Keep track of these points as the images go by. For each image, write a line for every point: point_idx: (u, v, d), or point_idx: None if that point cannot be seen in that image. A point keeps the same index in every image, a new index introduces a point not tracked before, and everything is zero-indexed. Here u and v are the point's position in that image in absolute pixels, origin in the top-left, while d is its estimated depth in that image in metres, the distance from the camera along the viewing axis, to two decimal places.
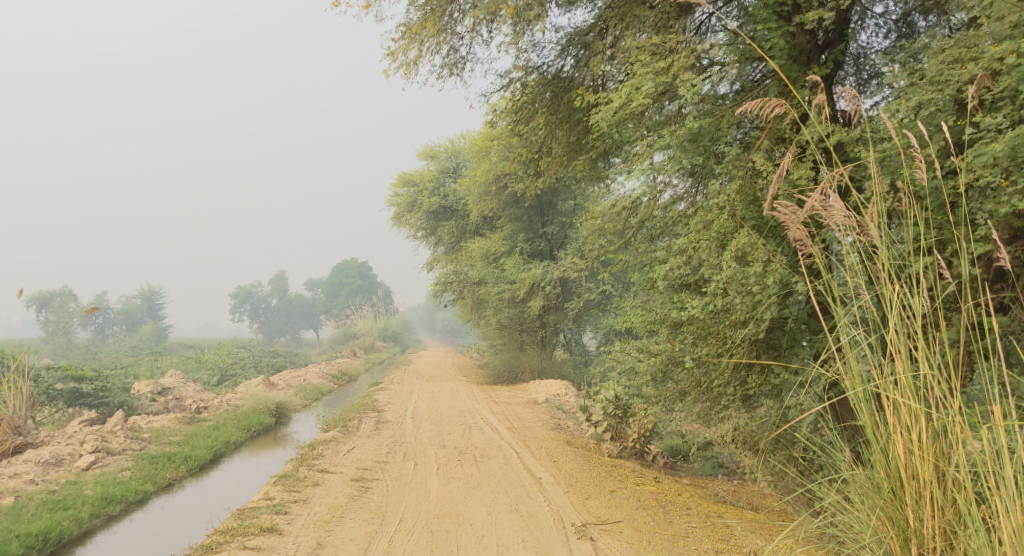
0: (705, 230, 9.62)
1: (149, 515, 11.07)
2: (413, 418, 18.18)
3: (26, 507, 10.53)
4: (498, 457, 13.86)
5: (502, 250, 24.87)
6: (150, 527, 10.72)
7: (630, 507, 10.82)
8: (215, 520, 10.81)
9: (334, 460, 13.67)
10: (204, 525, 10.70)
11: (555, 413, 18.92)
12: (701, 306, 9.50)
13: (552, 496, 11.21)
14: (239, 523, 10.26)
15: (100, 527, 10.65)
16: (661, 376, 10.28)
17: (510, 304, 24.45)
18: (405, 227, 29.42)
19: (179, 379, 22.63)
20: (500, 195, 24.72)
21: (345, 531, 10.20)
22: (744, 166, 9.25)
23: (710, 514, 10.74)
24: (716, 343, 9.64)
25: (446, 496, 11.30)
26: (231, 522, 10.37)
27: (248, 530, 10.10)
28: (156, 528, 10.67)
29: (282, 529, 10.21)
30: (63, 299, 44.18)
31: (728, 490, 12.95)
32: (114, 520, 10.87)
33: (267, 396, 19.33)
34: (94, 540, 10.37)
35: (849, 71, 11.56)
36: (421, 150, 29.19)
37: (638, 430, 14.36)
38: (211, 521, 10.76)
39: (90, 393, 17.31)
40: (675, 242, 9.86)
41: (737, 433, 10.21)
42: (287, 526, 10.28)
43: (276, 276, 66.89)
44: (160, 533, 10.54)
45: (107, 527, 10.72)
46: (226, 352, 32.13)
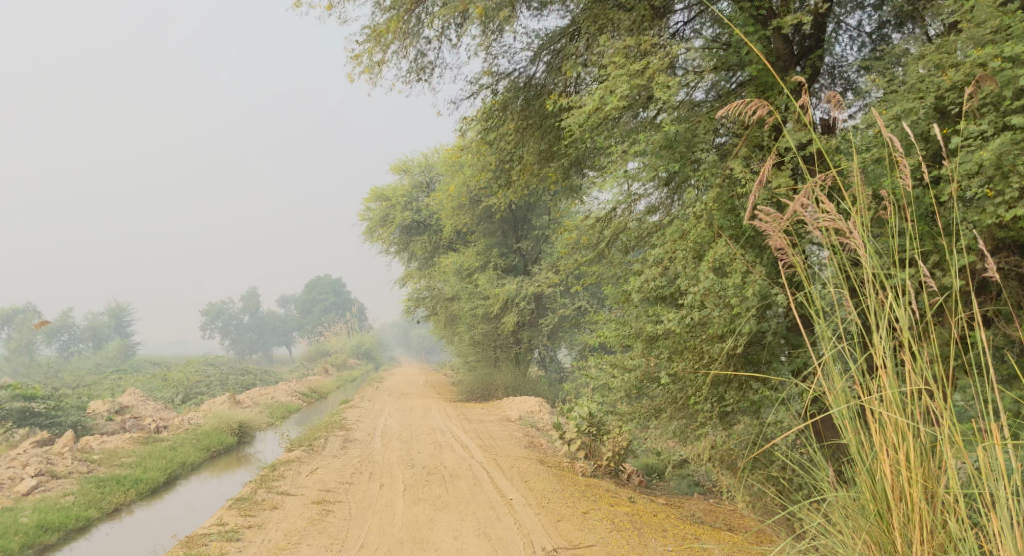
0: (681, 240, 9.19)
1: (89, 544, 10.44)
2: (381, 437, 17.60)
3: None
4: (467, 478, 13.33)
5: (476, 265, 24.37)
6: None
7: (603, 530, 10.32)
8: (160, 548, 10.19)
9: (294, 482, 13.07)
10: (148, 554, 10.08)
11: (528, 432, 18.42)
12: (678, 319, 9.05)
13: (522, 519, 10.69)
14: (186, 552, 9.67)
15: None
16: (636, 393, 9.83)
17: (483, 320, 24.02)
18: (377, 242, 28.85)
19: (139, 398, 21.94)
20: (474, 209, 24.26)
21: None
22: (721, 173, 8.82)
23: (687, 536, 10.27)
24: (693, 358, 9.22)
25: (412, 519, 10.75)
26: (178, 551, 9.77)
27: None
28: None
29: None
30: (26, 315, 43.13)
31: (705, 510, 12.52)
32: (50, 550, 10.23)
33: (228, 414, 18.66)
34: None
35: (823, 82, 11.15)
36: (394, 164, 28.71)
37: (613, 448, 13.93)
38: (153, 550, 10.12)
39: (41, 413, 16.65)
40: (650, 252, 9.41)
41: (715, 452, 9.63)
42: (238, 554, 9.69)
43: (247, 293, 65.90)
44: None
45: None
46: (192, 370, 31.37)
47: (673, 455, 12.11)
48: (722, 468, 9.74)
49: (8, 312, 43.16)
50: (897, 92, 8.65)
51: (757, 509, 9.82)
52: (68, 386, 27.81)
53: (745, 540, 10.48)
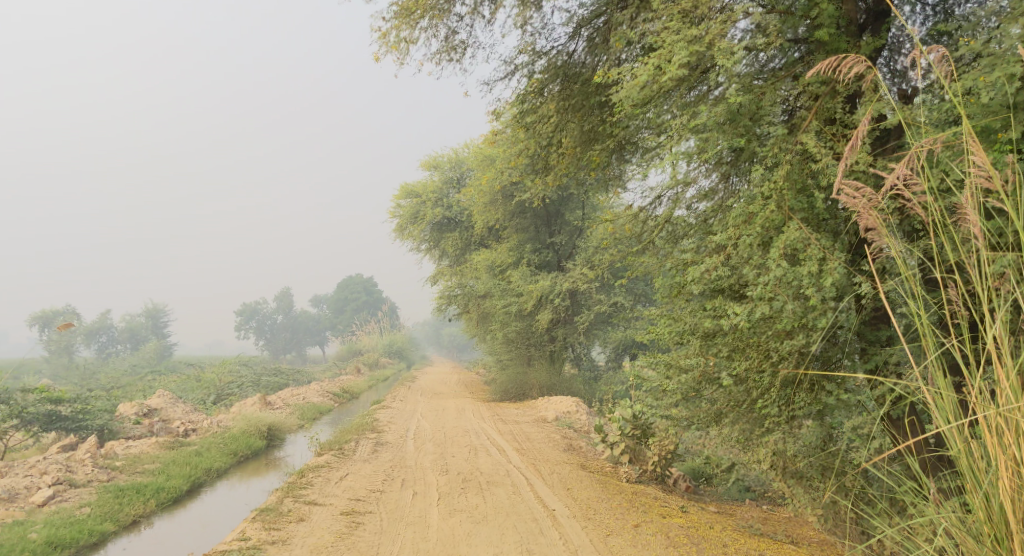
0: (746, 225, 8.26)
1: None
2: (414, 439, 16.82)
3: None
4: (506, 485, 12.48)
5: (508, 262, 23.51)
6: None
7: (658, 546, 9.41)
8: None
9: (322, 491, 12.30)
10: None
11: (566, 433, 17.59)
12: (745, 314, 8.10)
13: (568, 534, 9.81)
14: None
15: None
16: (693, 395, 8.93)
17: (516, 318, 23.20)
18: (407, 239, 28.08)
19: (168, 400, 21.34)
20: (507, 205, 23.38)
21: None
22: (791, 150, 7.90)
23: (751, 553, 9.35)
24: (757, 356, 8.30)
25: (447, 533, 9.93)
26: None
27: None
28: None
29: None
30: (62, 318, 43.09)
31: (762, 519, 11.60)
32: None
33: (257, 417, 17.95)
34: None
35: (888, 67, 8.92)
36: (424, 160, 27.91)
37: (658, 452, 13.00)
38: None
39: (67, 417, 16.02)
40: (712, 238, 8.49)
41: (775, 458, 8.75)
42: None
43: (280, 293, 65.71)
44: None
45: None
46: (225, 371, 30.96)
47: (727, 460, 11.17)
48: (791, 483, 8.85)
49: (44, 313, 43.04)
50: (990, 54, 7.66)
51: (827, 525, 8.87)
52: (100, 388, 27.39)
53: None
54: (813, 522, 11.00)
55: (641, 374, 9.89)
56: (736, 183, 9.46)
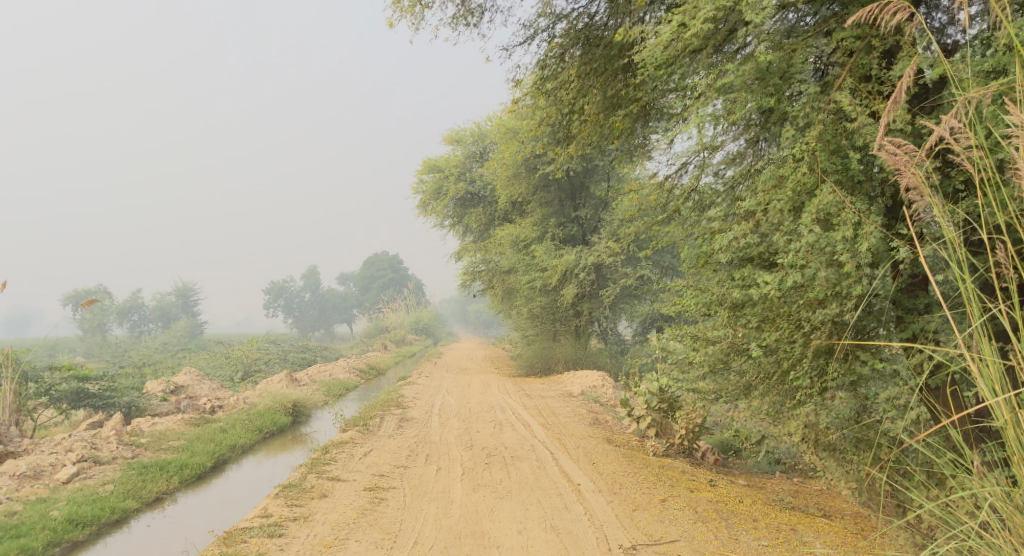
0: (777, 188, 7.94)
1: (124, 539, 9.70)
2: (438, 415, 16.70)
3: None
4: (530, 460, 12.31)
5: (532, 236, 23.25)
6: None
7: (687, 521, 9.17)
8: (193, 549, 9.36)
9: (346, 466, 12.19)
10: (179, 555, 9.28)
11: (593, 407, 17.38)
12: (777, 282, 7.80)
13: (594, 509, 9.58)
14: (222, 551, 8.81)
15: None
16: (721, 367, 8.64)
17: (541, 293, 23.00)
18: (431, 215, 27.89)
19: (195, 376, 21.39)
20: (530, 178, 23.07)
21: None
22: (824, 108, 7.55)
23: (782, 527, 9.08)
24: (788, 326, 8.00)
25: (470, 509, 9.74)
26: (212, 550, 8.89)
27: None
28: None
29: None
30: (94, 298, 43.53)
31: (792, 492, 11.35)
32: (79, 548, 9.48)
33: (282, 393, 17.91)
34: None
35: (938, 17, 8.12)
36: (447, 134, 27.62)
37: (686, 425, 12.77)
38: (184, 551, 9.31)
39: (94, 394, 16.04)
40: (741, 203, 8.17)
41: (807, 431, 8.51)
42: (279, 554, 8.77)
43: (308, 271, 65.93)
44: None
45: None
46: (253, 348, 31.07)
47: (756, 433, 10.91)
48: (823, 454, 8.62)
49: (76, 293, 43.49)
50: None
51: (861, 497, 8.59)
52: (130, 365, 27.60)
53: (846, 530, 9.27)
54: (847, 495, 10.73)
55: (668, 346, 9.61)
56: (766, 146, 9.09)
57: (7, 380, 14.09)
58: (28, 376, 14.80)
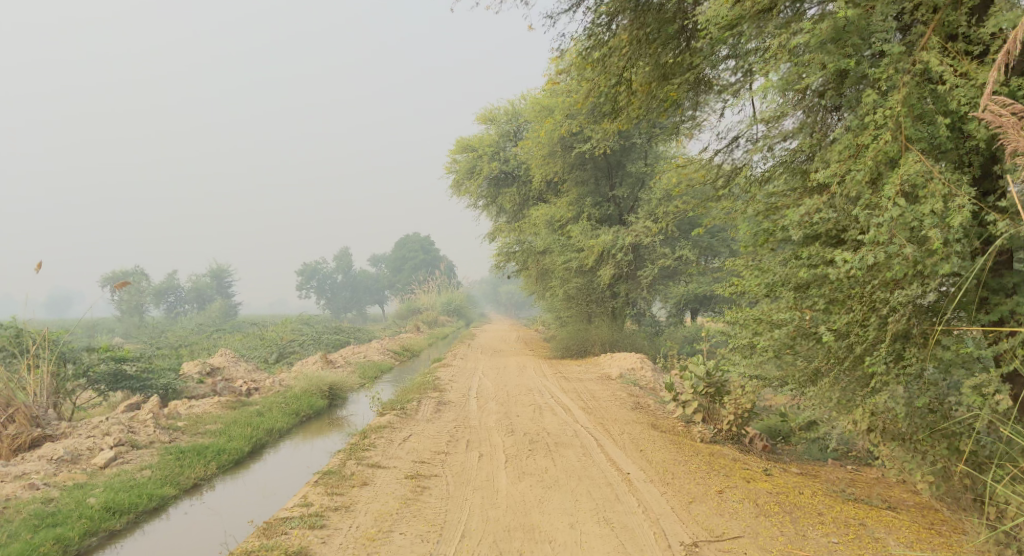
0: (853, 161, 7.59)
1: (160, 529, 9.41)
2: (476, 398, 16.31)
3: (10, 524, 8.92)
4: (575, 447, 11.87)
5: (568, 216, 22.69)
6: (156, 547, 9.05)
7: (748, 515, 8.73)
8: (231, 541, 9.05)
9: (386, 452, 11.84)
10: (217, 547, 8.96)
11: (632, 390, 16.88)
12: (857, 259, 7.32)
13: (648, 500, 9.15)
14: (263, 543, 8.48)
15: (97, 548, 8.99)
16: (787, 352, 8.27)
17: (578, 274, 22.49)
18: (464, 196, 27.41)
19: (231, 358, 21.15)
20: (567, 157, 22.37)
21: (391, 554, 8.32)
22: (910, 69, 7.30)
23: (851, 521, 8.61)
24: (862, 307, 7.58)
25: (517, 500, 9.33)
26: (253, 542, 8.57)
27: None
28: (163, 551, 8.95)
29: (314, 551, 8.38)
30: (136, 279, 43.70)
31: (850, 481, 10.80)
32: (117, 537, 9.21)
33: (318, 376, 17.59)
34: None
35: None
36: (480, 113, 27.04)
37: (734, 410, 12.23)
38: (224, 543, 8.99)
39: (132, 376, 15.83)
40: (813, 176, 7.82)
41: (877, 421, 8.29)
42: (321, 548, 8.43)
43: (340, 253, 65.82)
44: None
45: (109, 545, 9.08)
46: (287, 329, 30.89)
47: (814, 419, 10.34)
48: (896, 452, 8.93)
49: (114, 274, 43.65)
50: None
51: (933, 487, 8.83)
52: (167, 346, 27.54)
53: (914, 522, 8.76)
54: (909, 485, 10.17)
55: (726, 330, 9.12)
56: (835, 125, 8.55)
57: (44, 362, 13.80)
58: (67, 357, 14.61)
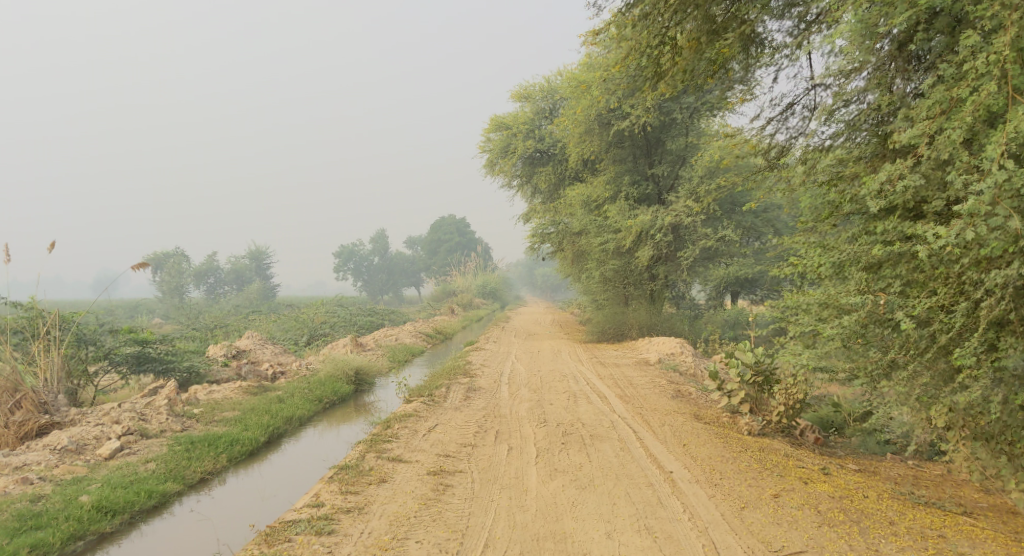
0: (945, 119, 7.14)
1: (153, 533, 8.70)
2: (508, 385, 15.42)
3: None
4: (612, 441, 10.94)
5: (605, 196, 21.55)
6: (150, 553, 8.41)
7: (810, 524, 7.87)
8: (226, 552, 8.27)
9: (409, 445, 10.98)
10: None
11: (672, 377, 15.85)
12: (955, 233, 6.69)
13: (693, 504, 8.26)
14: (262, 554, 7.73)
15: None
16: (858, 341, 7.50)
17: (615, 255, 21.43)
18: (498, 175, 26.40)
19: (258, 340, 20.40)
20: (604, 135, 21.18)
21: None
22: (1018, 8, 6.68)
23: (927, 533, 7.81)
24: (948, 291, 6.99)
25: (548, 502, 8.44)
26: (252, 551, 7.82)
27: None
28: None
29: None
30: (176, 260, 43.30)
31: (912, 477, 9.65)
32: (108, 541, 8.55)
33: (345, 359, 16.75)
34: None
35: None
36: (515, 90, 25.95)
37: (785, 401, 11.15)
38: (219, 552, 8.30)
39: (156, 358, 15.00)
40: (897, 138, 7.34)
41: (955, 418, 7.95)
42: None
43: (377, 235, 65.23)
44: None
45: (99, 551, 8.42)
46: (320, 310, 30.20)
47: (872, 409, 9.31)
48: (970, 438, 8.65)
49: (153, 255, 43.29)
50: None
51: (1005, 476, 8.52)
52: (201, 327, 27.01)
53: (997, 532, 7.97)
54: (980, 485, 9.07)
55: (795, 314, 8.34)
56: (910, 97, 7.91)
57: (58, 345, 13.06)
58: (86, 339, 13.84)
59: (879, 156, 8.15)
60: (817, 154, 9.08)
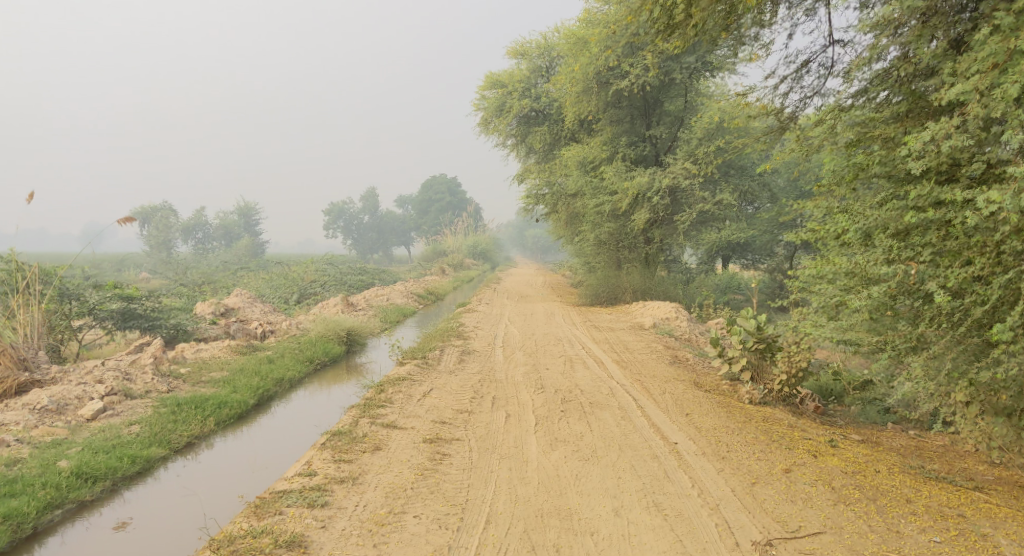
0: (999, 73, 7.27)
1: (136, 501, 8.38)
2: (502, 348, 15.04)
3: None
4: (612, 409, 10.58)
5: (602, 157, 20.93)
6: (132, 523, 8.06)
7: (824, 502, 7.72)
8: (214, 525, 7.97)
9: (403, 410, 10.60)
10: (197, 532, 7.89)
11: (669, 342, 15.51)
12: (1010, 200, 6.84)
13: (702, 479, 8.06)
14: (250, 528, 7.43)
15: (59, 525, 8.00)
16: (886, 312, 7.79)
17: (610, 218, 20.91)
18: (492, 134, 25.75)
19: (246, 298, 19.81)
20: (603, 94, 20.23)
21: (403, 545, 7.25)
22: None
23: (947, 512, 7.62)
24: (987, 261, 7.20)
25: (551, 475, 8.17)
26: (240, 525, 7.52)
27: (255, 545, 7.24)
28: (134, 533, 7.92)
29: (311, 539, 7.32)
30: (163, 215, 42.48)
31: (920, 448, 9.29)
32: (88, 510, 8.22)
33: (336, 320, 16.24)
34: (46, 546, 7.77)
35: None
36: (511, 47, 25.21)
37: (787, 369, 10.66)
38: (204, 527, 7.92)
39: (142, 315, 14.42)
40: (946, 95, 7.44)
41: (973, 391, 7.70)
42: (320, 535, 7.36)
43: (366, 193, 64.44)
44: (135, 541, 7.82)
45: (78, 520, 8.09)
46: (308, 268, 29.60)
47: (882, 378, 8.83)
48: (989, 413, 8.25)
49: (140, 209, 42.50)
50: None
51: (1022, 452, 8.24)
52: (189, 283, 26.42)
53: (1014, 507, 7.75)
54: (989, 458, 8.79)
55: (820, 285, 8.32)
56: (950, 51, 7.94)
57: (38, 301, 12.55)
58: (70, 293, 13.48)
59: (909, 115, 8.21)
60: (838, 113, 8.69)
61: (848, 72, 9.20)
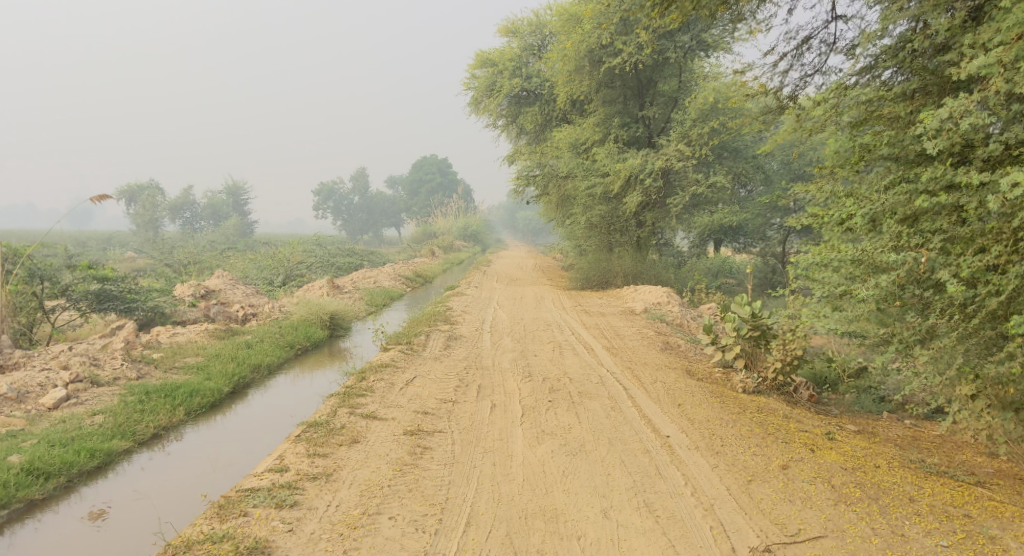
0: None
1: (91, 500, 7.94)
2: (489, 334, 14.57)
3: None
4: (602, 399, 10.17)
5: (594, 139, 20.40)
6: (83, 525, 7.62)
7: (825, 502, 7.33)
8: (171, 528, 7.53)
9: (384, 400, 10.14)
10: (154, 536, 7.45)
11: (661, 328, 15.08)
12: None
13: (695, 478, 7.65)
14: (210, 532, 7.01)
15: (6, 526, 7.57)
16: (895, 303, 7.45)
17: (601, 201, 20.41)
18: (483, 114, 25.18)
19: (229, 279, 19.24)
20: (595, 73, 19.64)
21: (376, 550, 6.84)
22: None
23: (953, 512, 7.23)
24: (1004, 249, 6.80)
25: (536, 472, 7.75)
26: (200, 528, 7.09)
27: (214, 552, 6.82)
28: (85, 537, 7.49)
29: (276, 544, 6.90)
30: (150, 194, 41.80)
31: (921, 439, 8.89)
32: (39, 508, 7.79)
33: (319, 304, 15.74)
34: None
35: None
36: (503, 25, 24.62)
37: (781, 358, 10.21)
38: (160, 532, 7.47)
39: (118, 296, 13.87)
40: (967, 68, 6.99)
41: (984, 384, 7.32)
42: (286, 539, 6.95)
43: (357, 173, 63.72)
44: (86, 546, 7.38)
45: (28, 520, 7.66)
46: (295, 249, 29.01)
47: (882, 369, 8.41)
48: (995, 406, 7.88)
49: (126, 188, 41.77)
50: None
51: None
52: (173, 263, 25.82)
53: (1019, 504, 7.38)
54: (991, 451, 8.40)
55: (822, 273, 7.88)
56: (966, 25, 7.51)
57: None
58: (40, 273, 12.92)
59: (921, 93, 7.81)
60: (842, 90, 8.25)
61: (852, 48, 8.75)
